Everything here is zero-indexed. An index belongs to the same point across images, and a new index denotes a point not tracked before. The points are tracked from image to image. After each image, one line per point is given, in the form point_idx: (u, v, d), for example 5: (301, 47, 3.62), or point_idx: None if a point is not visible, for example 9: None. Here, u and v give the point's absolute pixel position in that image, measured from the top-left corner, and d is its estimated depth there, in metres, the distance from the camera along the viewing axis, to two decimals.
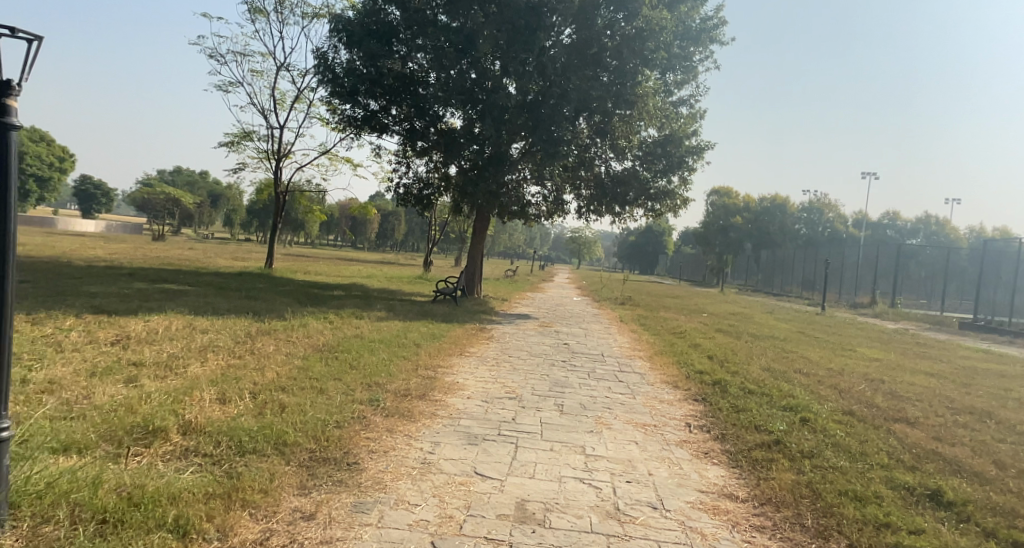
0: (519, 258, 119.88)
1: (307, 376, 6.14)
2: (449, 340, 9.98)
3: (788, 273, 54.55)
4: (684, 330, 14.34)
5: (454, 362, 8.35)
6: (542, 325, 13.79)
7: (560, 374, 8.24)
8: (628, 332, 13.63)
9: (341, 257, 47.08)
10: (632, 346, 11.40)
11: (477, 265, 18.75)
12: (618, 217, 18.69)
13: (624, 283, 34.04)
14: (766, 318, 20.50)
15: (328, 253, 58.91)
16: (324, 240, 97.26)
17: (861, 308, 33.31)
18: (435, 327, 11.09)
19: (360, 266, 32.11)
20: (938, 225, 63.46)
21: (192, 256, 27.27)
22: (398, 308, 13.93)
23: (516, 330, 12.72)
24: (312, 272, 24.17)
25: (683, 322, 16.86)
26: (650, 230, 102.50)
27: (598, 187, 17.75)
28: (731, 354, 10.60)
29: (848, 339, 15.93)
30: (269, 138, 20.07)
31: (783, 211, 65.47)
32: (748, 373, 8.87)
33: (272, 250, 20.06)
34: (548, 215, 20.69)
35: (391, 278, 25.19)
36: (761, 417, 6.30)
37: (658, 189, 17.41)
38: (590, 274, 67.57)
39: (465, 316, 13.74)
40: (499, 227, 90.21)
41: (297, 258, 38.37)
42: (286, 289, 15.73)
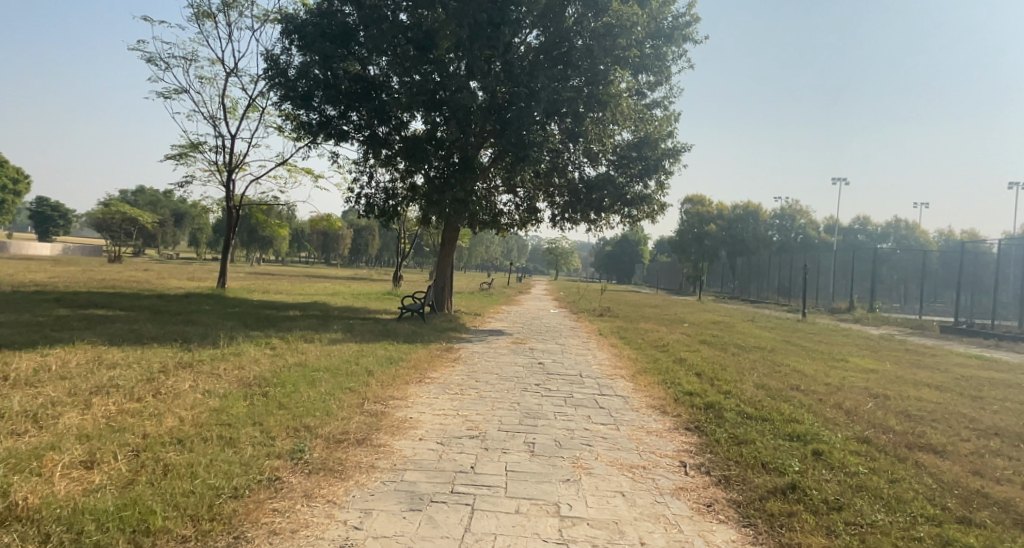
0: (495, 270, 118.78)
1: (214, 424, 5.04)
2: (408, 364, 8.87)
3: (764, 280, 54.30)
4: (667, 343, 13.41)
5: (410, 392, 7.25)
6: (515, 343, 12.74)
7: (531, 401, 7.19)
8: (607, 347, 12.65)
9: (310, 274, 45.48)
10: (613, 364, 10.40)
11: (445, 279, 17.68)
12: (593, 225, 17.77)
13: (601, 294, 33.22)
14: (750, 326, 19.68)
15: (298, 271, 57.21)
16: (295, 258, 95.24)
17: (841, 313, 32.88)
18: (393, 350, 9.95)
19: (327, 283, 30.74)
20: (909, 228, 64.01)
21: (143, 278, 25.68)
22: (357, 329, 12.79)
23: (486, 349, 11.65)
24: (272, 291, 22.82)
25: (665, 333, 15.97)
26: (625, 240, 102.31)
27: (572, 195, 16.82)
28: (721, 370, 9.65)
29: (838, 347, 15.15)
30: (220, 149, 18.85)
31: (756, 217, 65.57)
32: (744, 393, 7.90)
33: (225, 268, 18.76)
34: (521, 225, 19.72)
35: (357, 295, 23.94)
36: (769, 451, 5.30)
37: (634, 194, 16.53)
38: (566, 285, 66.72)
39: (431, 335, 12.64)
40: (474, 241, 89.16)
41: (263, 276, 36.79)
42: (236, 311, 14.46)
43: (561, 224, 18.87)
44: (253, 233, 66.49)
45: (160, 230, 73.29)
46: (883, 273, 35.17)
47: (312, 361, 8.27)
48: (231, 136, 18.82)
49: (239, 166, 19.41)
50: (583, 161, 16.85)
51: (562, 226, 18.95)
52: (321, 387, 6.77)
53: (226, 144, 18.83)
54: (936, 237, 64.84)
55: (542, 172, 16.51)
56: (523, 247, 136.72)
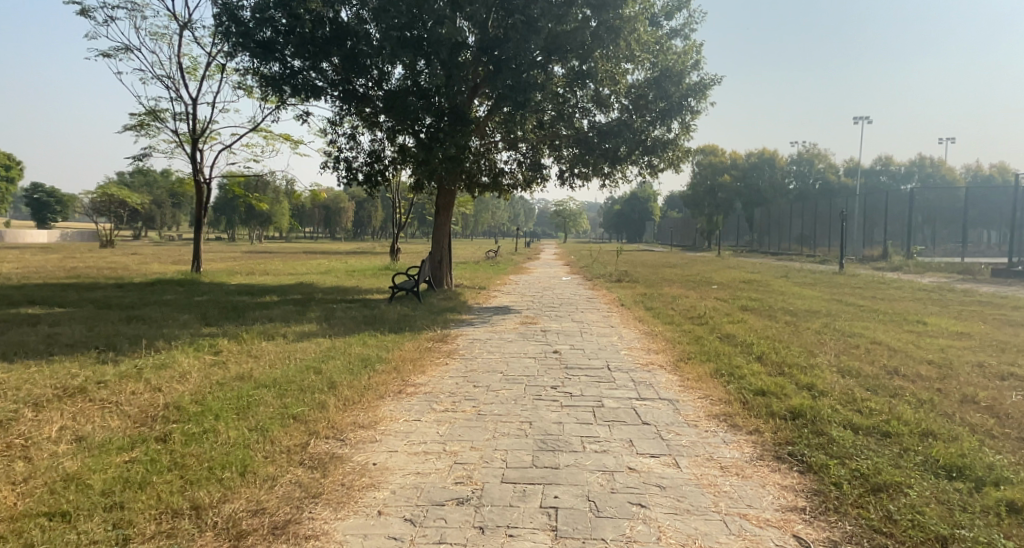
0: (502, 235, 116.51)
1: (37, 517, 3.09)
2: (387, 365, 6.93)
3: (783, 230, 51.81)
4: (704, 313, 11.43)
5: (381, 413, 5.31)
6: (525, 324, 10.80)
7: (548, 419, 5.23)
8: (634, 324, 10.69)
9: (306, 250, 43.68)
10: (646, 348, 8.42)
11: (443, 250, 15.68)
12: (607, 180, 15.58)
13: (615, 256, 31.05)
14: (787, 285, 17.60)
15: (298, 247, 55.30)
16: (299, 233, 93.44)
17: (873, 262, 30.72)
18: (373, 346, 8.01)
19: (320, 260, 28.84)
20: (933, 167, 61.03)
21: (120, 264, 23.80)
22: (338, 315, 10.88)
23: (490, 334, 9.71)
24: (257, 272, 20.93)
25: (696, 299, 13.97)
26: (636, 197, 99.50)
27: (582, 146, 14.57)
28: (786, 350, 7.66)
29: (899, 305, 13.09)
30: (181, 116, 16.69)
31: (772, 165, 62.81)
32: (832, 386, 5.91)
33: (198, 251, 16.78)
34: (525, 184, 17.63)
35: (350, 271, 22.01)
36: (938, 515, 3.29)
37: (654, 141, 14.24)
38: (576, 247, 64.41)
39: (426, 319, 10.70)
40: (479, 205, 86.81)
41: (255, 255, 34.87)
42: (202, 299, 12.57)
43: (570, 181, 16.72)
44: (250, 209, 64.46)
45: (158, 212, 71.50)
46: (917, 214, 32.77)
47: (259, 372, 6.30)
48: (192, 100, 16.64)
49: (207, 134, 17.29)
50: (594, 105, 14.55)
51: (571, 183, 16.79)
52: (253, 417, 4.79)
53: (188, 110, 16.67)
54: (962, 175, 61.98)
55: (545, 121, 14.25)
56: (529, 210, 133.92)
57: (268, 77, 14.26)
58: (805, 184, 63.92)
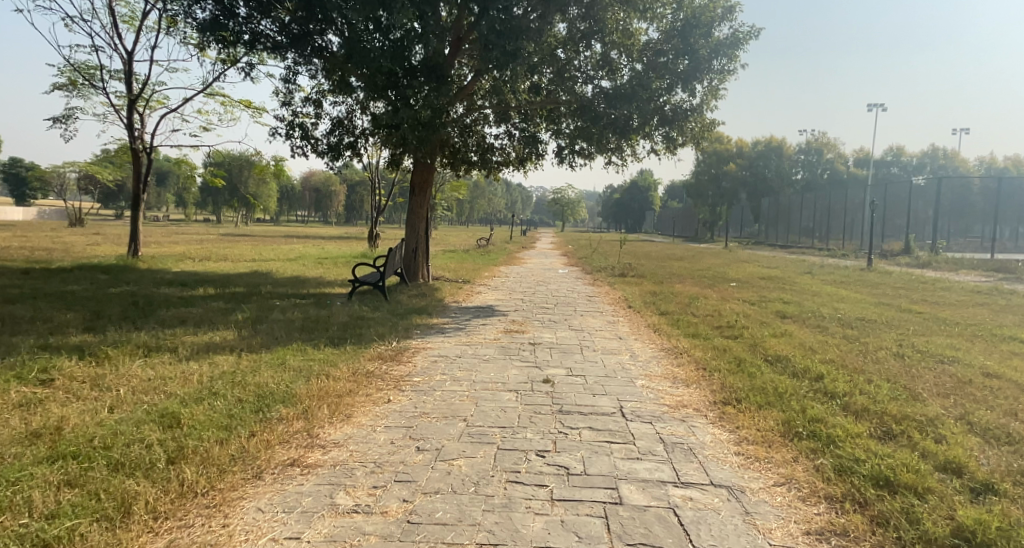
0: (499, 222, 114.13)
1: None
2: (293, 407, 4.63)
3: (790, 223, 49.56)
4: (735, 322, 9.11)
5: (233, 524, 2.99)
6: (509, 333, 8.47)
7: (527, 540, 2.92)
8: (648, 335, 8.38)
9: (290, 234, 41.21)
10: (670, 377, 6.10)
11: (419, 237, 13.35)
12: (615, 156, 13.16)
13: (618, 246, 28.73)
14: (816, 283, 15.25)
15: (283, 230, 52.73)
16: (290, 217, 90.92)
17: (895, 256, 28.50)
18: (290, 370, 5.70)
19: (296, 245, 26.54)
20: (946, 158, 58.78)
21: (68, 245, 21.51)
22: (274, 317, 8.59)
23: (461, 349, 7.36)
24: (214, 257, 18.59)
25: (719, 301, 11.65)
26: (636, 185, 97.05)
27: (585, 116, 12.04)
28: (874, 387, 5.34)
29: (967, 311, 10.77)
30: (118, 74, 14.40)
31: (778, 154, 60.22)
32: (993, 467, 3.59)
33: (135, 232, 14.59)
34: (519, 163, 15.27)
35: (321, 259, 19.65)
36: None
37: (673, 111, 11.68)
38: (574, 236, 62.13)
39: (383, 325, 8.38)
40: (474, 190, 84.24)
41: (230, 238, 32.43)
42: (116, 292, 10.29)
43: (571, 159, 14.40)
44: (234, 190, 61.87)
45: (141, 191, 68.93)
46: (940, 204, 30.48)
47: (75, 424, 4.00)
48: (130, 56, 14.34)
49: (149, 97, 15.01)
50: (598, 68, 11.96)
51: (572, 162, 14.46)
52: None
53: (125, 67, 14.38)
54: (976, 167, 59.70)
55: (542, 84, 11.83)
56: (527, 197, 131.46)
57: (205, 21, 11.84)
58: (813, 174, 61.59)
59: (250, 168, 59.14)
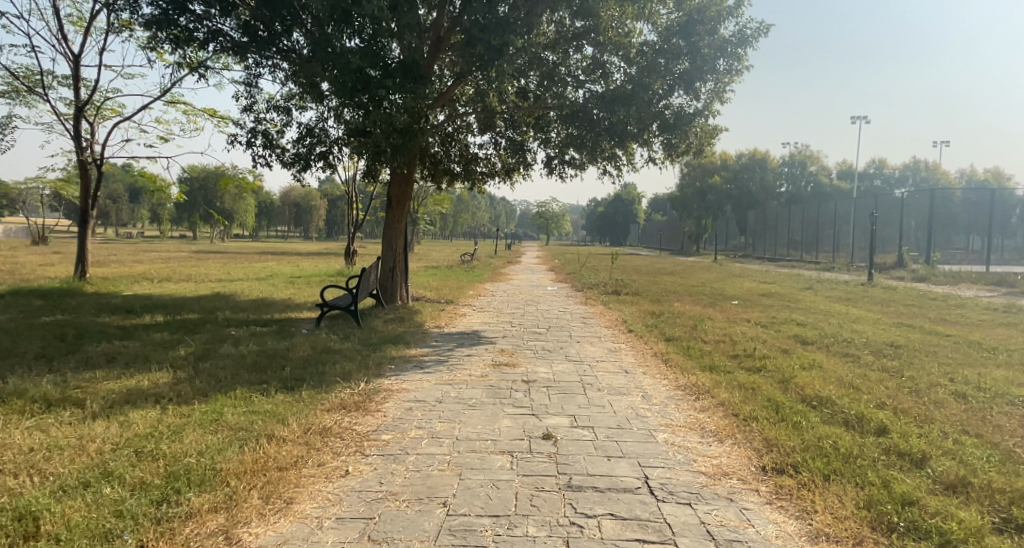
0: (482, 237, 113.06)
1: None
2: (212, 495, 3.45)
3: (776, 235, 49.06)
4: (753, 350, 8.06)
5: None
6: (497, 368, 7.31)
7: None
8: (658, 369, 7.27)
9: (266, 251, 39.73)
10: (697, 427, 4.99)
11: (396, 256, 12.19)
12: (609, 165, 12.23)
13: (607, 263, 27.71)
14: (822, 302, 14.27)
15: (259, 246, 51.14)
16: (269, 233, 89.15)
17: (889, 269, 27.82)
18: (223, 432, 4.50)
19: (268, 263, 25.20)
20: (928, 170, 58.95)
21: (18, 265, 19.99)
22: (223, 352, 7.38)
23: (441, 391, 6.17)
24: (177, 277, 17.29)
25: (728, 324, 10.61)
26: (620, 199, 96.65)
27: (578, 122, 10.98)
28: (960, 444, 4.25)
29: (999, 333, 9.83)
30: (65, 81, 13.17)
31: (763, 167, 59.36)
32: None
33: (83, 252, 13.31)
34: (505, 173, 14.20)
35: (293, 278, 18.38)
36: None
37: (675, 118, 10.59)
38: (559, 250, 61.49)
39: (349, 360, 7.18)
40: (457, 204, 83.30)
41: (200, 255, 30.97)
42: (46, 321, 9.01)
43: (561, 170, 13.39)
44: (209, 206, 60.12)
45: (112, 208, 66.84)
46: (933, 217, 29.73)
47: None
48: (78, 60, 13.11)
49: (101, 105, 13.77)
50: (590, 72, 10.91)
51: (562, 172, 13.44)
52: None
53: (72, 72, 13.16)
54: (957, 180, 59.99)
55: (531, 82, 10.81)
56: (510, 211, 130.71)
57: (154, 18, 10.68)
58: (797, 187, 61.18)
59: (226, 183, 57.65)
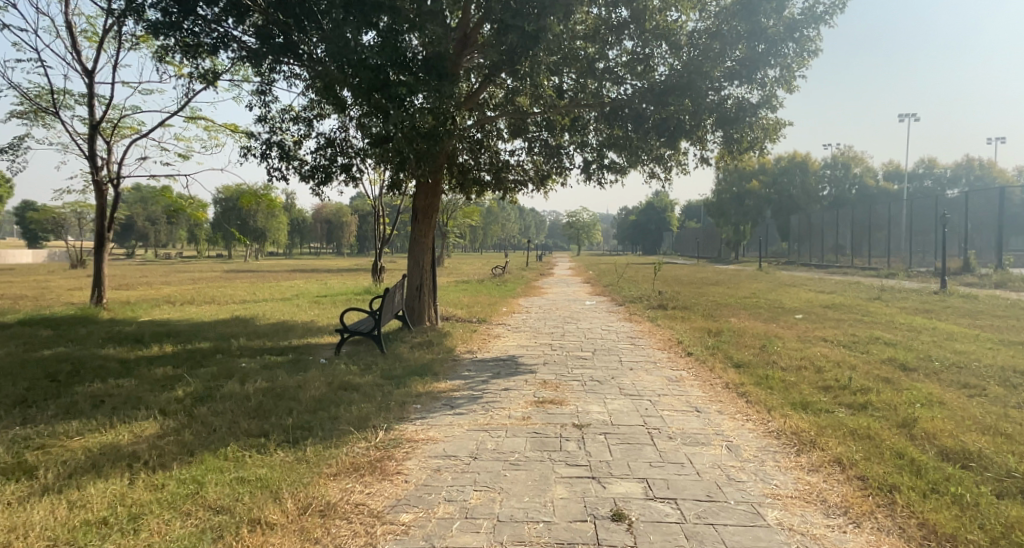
0: (513, 248, 112.08)
1: None
2: None
3: (821, 241, 46.85)
4: (845, 380, 6.78)
5: None
6: (541, 406, 6.18)
7: None
8: (735, 407, 6.03)
9: (295, 269, 39.38)
10: (816, 498, 3.79)
11: (424, 272, 11.17)
12: (656, 168, 11.12)
13: (646, 275, 26.32)
14: (898, 315, 12.76)
15: (289, 264, 50.97)
16: (303, 250, 89.75)
17: (955, 276, 25.74)
18: (194, 518, 3.44)
19: (296, 281, 24.54)
20: (983, 168, 55.80)
21: (44, 290, 19.62)
22: (226, 390, 6.38)
23: (475, 441, 5.07)
24: (199, 300, 16.60)
25: (801, 344, 9.29)
26: (654, 207, 94.83)
27: (623, 118, 9.86)
28: None
29: None
30: (79, 98, 12.60)
31: (804, 169, 57.22)
32: None
33: (99, 276, 12.65)
34: (540, 180, 13.11)
35: (319, 297, 17.56)
36: None
37: (737, 109, 9.22)
38: (593, 262, 60.02)
39: (368, 400, 6.12)
40: (489, 216, 82.57)
41: (229, 275, 30.50)
42: (43, 355, 8.21)
43: (599, 175, 12.30)
44: (243, 224, 60.51)
45: (150, 229, 67.90)
46: (1000, 219, 27.43)
47: None
48: (91, 75, 12.51)
49: (117, 122, 13.17)
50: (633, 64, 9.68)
51: (601, 178, 12.34)
52: None
53: (86, 88, 12.58)
54: (1014, 177, 56.72)
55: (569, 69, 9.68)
56: (541, 223, 129.69)
57: (161, 24, 9.88)
58: (841, 190, 57.49)
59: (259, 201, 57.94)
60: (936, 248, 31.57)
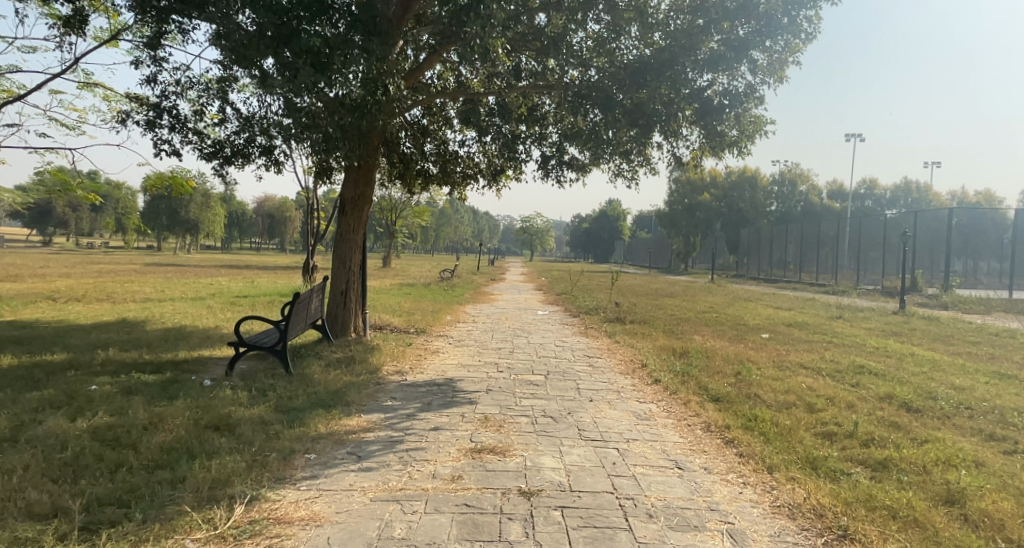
0: (462, 250, 110.59)
1: None
2: None
3: (767, 255, 46.99)
4: (850, 423, 5.55)
5: None
6: (477, 458, 4.70)
7: None
8: (726, 463, 4.68)
9: (227, 264, 36.64)
10: None
11: (353, 274, 9.53)
12: (621, 166, 9.88)
13: (599, 286, 25.22)
14: (869, 337, 11.83)
15: (222, 259, 47.87)
16: (241, 245, 85.71)
17: (904, 296, 25.57)
18: None
19: (221, 278, 22.32)
20: (920, 191, 57.50)
21: None
22: (43, 430, 4.64)
23: (377, 523, 3.52)
24: (94, 296, 14.41)
25: (781, 372, 8.07)
26: (604, 215, 95.07)
27: (589, 103, 8.59)
28: None
29: None
30: None
31: (752, 184, 57.46)
32: None
33: None
34: (492, 175, 11.67)
35: (237, 298, 15.58)
36: None
37: (724, 97, 7.90)
38: (542, 268, 59.03)
39: (239, 449, 4.49)
40: (438, 217, 80.75)
41: (149, 268, 27.78)
42: None
43: (558, 172, 10.95)
44: (174, 215, 56.70)
45: (72, 215, 63.04)
46: (948, 240, 27.39)
47: None
48: None
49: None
50: (597, 52, 8.43)
51: (560, 176, 10.99)
52: None
53: None
54: (949, 201, 58.65)
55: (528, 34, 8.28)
56: (492, 227, 128.55)
57: None
58: (788, 206, 58.37)
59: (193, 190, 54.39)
60: (882, 266, 31.64)
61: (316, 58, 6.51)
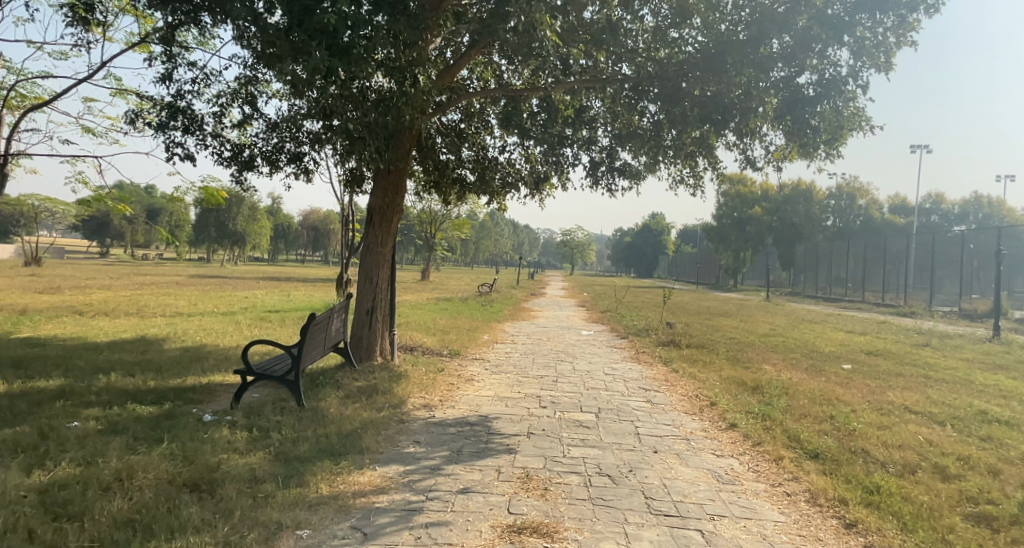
0: (504, 263, 109.97)
1: None
2: None
3: (824, 272, 44.58)
4: (1007, 502, 4.21)
5: None
6: (518, 542, 3.58)
7: None
8: None
9: (267, 276, 36.57)
10: None
11: (379, 291, 8.57)
12: (681, 171, 8.70)
13: (646, 304, 23.78)
14: (969, 371, 10.21)
15: (264, 271, 48.21)
16: (287, 258, 86.95)
17: (984, 320, 23.27)
18: None
19: (256, 291, 21.84)
20: (991, 206, 53.83)
21: None
22: None
23: None
24: (121, 310, 13.90)
25: (884, 417, 6.66)
26: (649, 230, 92.97)
27: (648, 96, 7.52)
28: None
29: None
30: None
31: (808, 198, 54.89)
32: None
33: None
34: (535, 183, 10.63)
35: (267, 313, 14.87)
36: None
37: (819, 88, 6.66)
38: (585, 283, 57.64)
39: (210, 524, 3.50)
40: (480, 230, 80.30)
41: (189, 280, 27.66)
42: None
43: (608, 180, 9.84)
44: (222, 227, 57.52)
45: (126, 228, 64.87)
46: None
47: None
48: None
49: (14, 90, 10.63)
50: (655, 46, 7.30)
51: (610, 185, 9.88)
52: None
53: None
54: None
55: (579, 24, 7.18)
56: (535, 241, 127.60)
57: None
58: (845, 221, 55.54)
59: (240, 203, 55.11)
60: (956, 286, 29.17)
61: (332, 40, 5.54)
